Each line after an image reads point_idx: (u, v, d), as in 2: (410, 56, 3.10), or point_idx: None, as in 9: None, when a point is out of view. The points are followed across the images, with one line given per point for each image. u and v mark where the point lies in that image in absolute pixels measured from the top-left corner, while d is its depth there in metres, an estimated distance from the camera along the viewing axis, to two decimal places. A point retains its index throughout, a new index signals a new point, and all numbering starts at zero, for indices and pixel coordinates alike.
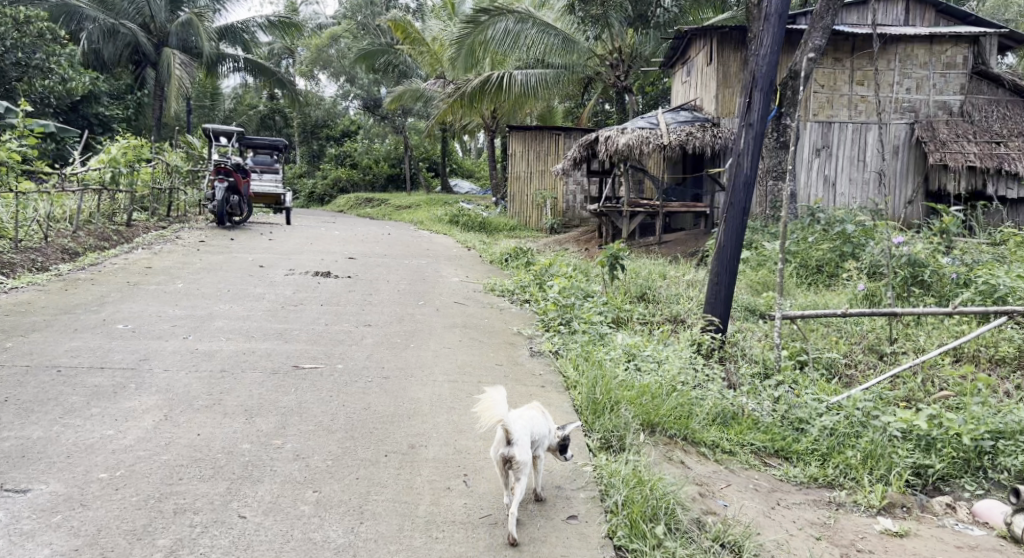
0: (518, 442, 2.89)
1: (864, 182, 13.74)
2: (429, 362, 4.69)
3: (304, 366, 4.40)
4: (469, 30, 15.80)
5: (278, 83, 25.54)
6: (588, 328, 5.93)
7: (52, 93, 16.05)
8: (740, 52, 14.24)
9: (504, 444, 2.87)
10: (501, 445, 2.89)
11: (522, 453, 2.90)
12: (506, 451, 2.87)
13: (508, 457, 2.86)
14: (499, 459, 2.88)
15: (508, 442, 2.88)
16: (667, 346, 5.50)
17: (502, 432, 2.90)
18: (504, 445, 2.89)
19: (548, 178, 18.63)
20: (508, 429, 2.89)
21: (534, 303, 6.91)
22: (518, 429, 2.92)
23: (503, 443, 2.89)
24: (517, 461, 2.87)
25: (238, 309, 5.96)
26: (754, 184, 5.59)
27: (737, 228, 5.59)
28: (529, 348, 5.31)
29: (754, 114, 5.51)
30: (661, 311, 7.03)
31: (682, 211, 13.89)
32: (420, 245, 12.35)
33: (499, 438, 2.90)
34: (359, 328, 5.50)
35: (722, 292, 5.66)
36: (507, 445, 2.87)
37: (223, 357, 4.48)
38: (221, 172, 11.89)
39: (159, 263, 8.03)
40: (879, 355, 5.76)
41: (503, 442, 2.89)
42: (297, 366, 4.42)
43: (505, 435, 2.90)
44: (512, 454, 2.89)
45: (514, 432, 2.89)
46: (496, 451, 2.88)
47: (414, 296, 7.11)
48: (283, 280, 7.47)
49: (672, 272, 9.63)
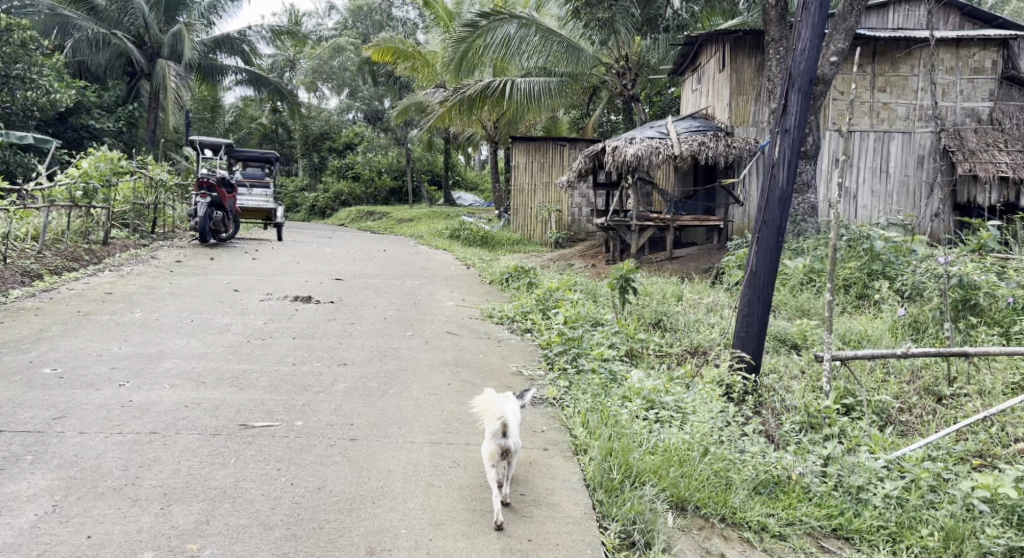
0: (513, 432, 2.95)
1: (888, 194, 12.94)
2: (408, 414, 3.91)
3: (254, 425, 3.62)
4: (467, 33, 15.03)
5: (279, 95, 24.85)
6: (598, 366, 5.14)
7: (35, 105, 15.38)
8: (755, 57, 13.46)
9: (502, 437, 2.91)
10: (497, 437, 2.92)
11: (514, 442, 2.95)
12: (504, 443, 2.92)
13: (507, 449, 2.91)
14: (494, 450, 2.92)
15: (504, 433, 2.93)
16: (693, 389, 4.72)
17: (496, 424, 2.93)
18: (498, 437, 2.93)
19: (551, 190, 17.90)
20: (505, 421, 2.93)
21: (537, 332, 6.14)
22: (512, 418, 2.97)
23: (498, 434, 2.92)
24: (512, 451, 2.94)
25: (194, 345, 5.19)
26: (790, 200, 4.81)
27: (771, 250, 4.82)
28: (528, 393, 4.51)
29: (791, 119, 4.73)
30: (681, 341, 6.25)
31: (694, 225, 13.11)
32: (415, 263, 11.59)
33: (493, 431, 2.93)
34: (331, 369, 4.73)
35: (753, 325, 4.88)
36: (505, 437, 2.92)
37: (158, 412, 3.72)
38: (203, 187, 11.19)
39: (123, 288, 7.28)
40: (937, 397, 4.96)
41: (497, 434, 2.93)
42: (246, 424, 3.64)
43: (500, 427, 2.93)
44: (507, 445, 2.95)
45: (509, 424, 2.95)
46: (492, 441, 2.93)
47: (402, 325, 6.34)
48: (256, 308, 6.71)
49: (688, 293, 8.85)
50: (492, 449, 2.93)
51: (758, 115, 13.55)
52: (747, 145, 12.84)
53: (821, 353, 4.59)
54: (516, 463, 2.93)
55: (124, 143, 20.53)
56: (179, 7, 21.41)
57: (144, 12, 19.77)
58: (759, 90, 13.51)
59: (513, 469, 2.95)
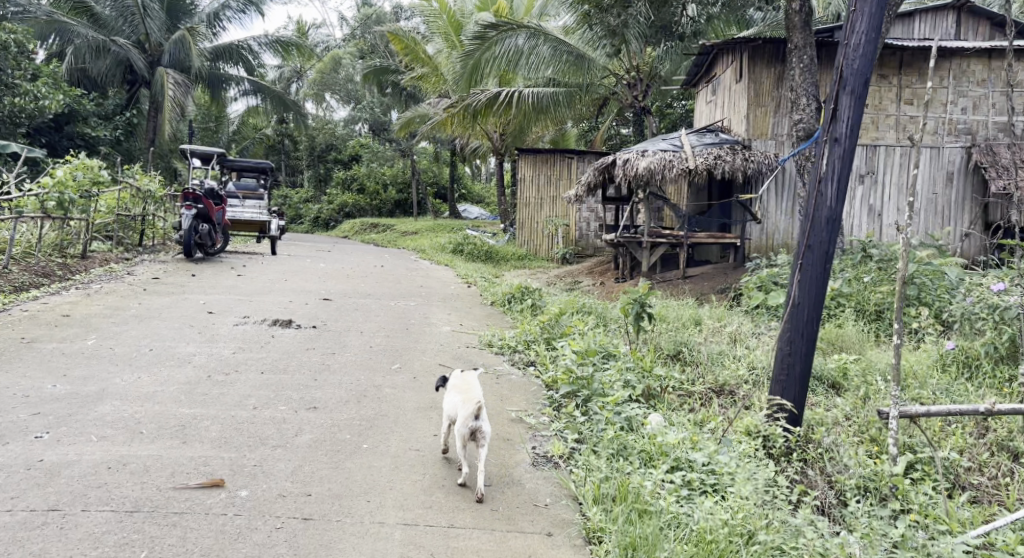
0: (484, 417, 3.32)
1: (915, 212, 12.06)
2: (378, 480, 3.22)
3: (187, 489, 2.99)
4: (476, 45, 14.52)
5: (284, 105, 24.26)
6: (613, 412, 4.42)
7: (24, 112, 14.81)
8: (774, 67, 12.82)
9: (475, 421, 3.26)
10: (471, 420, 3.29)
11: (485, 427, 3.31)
12: (475, 425, 3.29)
13: (478, 433, 3.28)
14: (467, 431, 3.28)
15: (476, 417, 3.31)
16: (727, 444, 4.01)
17: (471, 409, 3.30)
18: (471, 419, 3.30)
19: (559, 204, 17.22)
20: (480, 408, 3.30)
21: (543, 365, 5.43)
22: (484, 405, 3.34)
23: (471, 417, 3.28)
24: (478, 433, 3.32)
25: (143, 379, 4.52)
26: (840, 222, 4.12)
27: (816, 279, 4.13)
28: (531, 448, 3.80)
29: (842, 126, 4.02)
30: (705, 381, 5.54)
31: (709, 243, 12.40)
32: (413, 280, 10.91)
33: (470, 414, 3.29)
34: (299, 415, 4.03)
35: (795, 368, 4.16)
36: (476, 420, 3.29)
37: (71, 473, 3.05)
38: (188, 198, 10.52)
39: (84, 308, 6.62)
40: (1012, 455, 4.22)
41: (472, 417, 3.29)
42: (176, 487, 3.01)
43: (473, 411, 3.30)
44: (477, 427, 3.31)
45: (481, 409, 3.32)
46: (465, 424, 3.29)
47: (388, 356, 5.65)
48: (227, 334, 6.04)
49: (708, 319, 8.14)
50: (464, 430, 3.29)
51: (778, 128, 12.88)
52: (766, 159, 12.14)
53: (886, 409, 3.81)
54: (485, 444, 3.29)
55: (122, 152, 20.03)
56: (181, 15, 20.88)
57: (144, 18, 19.23)
58: (778, 102, 12.85)
59: (480, 451, 3.30)
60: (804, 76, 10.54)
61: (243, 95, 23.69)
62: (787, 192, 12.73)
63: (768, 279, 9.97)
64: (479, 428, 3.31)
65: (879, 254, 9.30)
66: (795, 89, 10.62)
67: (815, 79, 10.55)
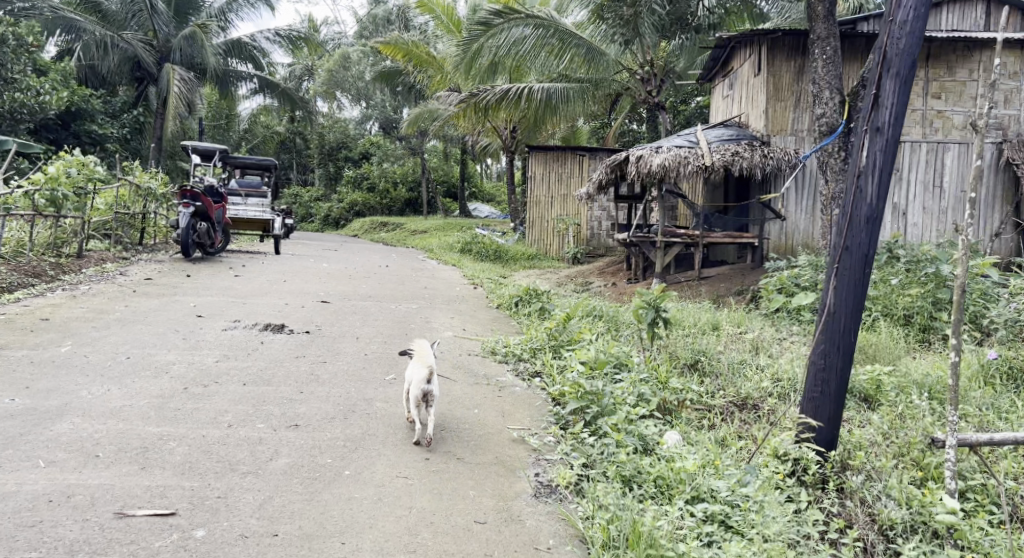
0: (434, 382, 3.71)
1: (943, 210, 11.52)
2: (357, 517, 2.86)
3: (137, 516, 2.71)
4: (479, 31, 13.83)
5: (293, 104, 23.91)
6: (626, 432, 4.01)
7: (26, 108, 14.47)
8: (794, 60, 12.34)
9: (427, 384, 3.66)
10: (422, 384, 3.68)
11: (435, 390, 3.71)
12: (426, 389, 3.68)
13: (429, 394, 3.68)
14: (419, 393, 3.69)
15: (427, 381, 3.70)
16: (753, 470, 3.60)
17: (424, 374, 3.69)
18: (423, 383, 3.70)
19: (570, 203, 16.80)
20: (431, 373, 3.68)
21: (550, 376, 5.02)
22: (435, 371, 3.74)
23: (423, 382, 3.68)
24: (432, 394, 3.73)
25: (113, 391, 4.14)
26: (881, 222, 3.69)
27: (854, 285, 3.70)
28: (533, 475, 3.41)
29: (885, 114, 3.59)
30: (726, 396, 5.12)
31: (726, 243, 11.94)
32: (418, 281, 10.53)
33: (421, 379, 3.67)
34: (277, 434, 3.65)
35: (829, 383, 3.74)
36: (428, 384, 3.69)
37: (7, 506, 2.71)
38: (186, 196, 10.18)
39: (66, 311, 6.26)
40: None
41: (423, 381, 3.69)
42: (124, 514, 2.72)
43: (425, 376, 3.70)
44: (428, 390, 3.71)
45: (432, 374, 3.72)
46: (418, 387, 3.69)
47: (383, 365, 5.26)
48: (213, 340, 5.66)
49: (726, 326, 7.70)
50: (417, 392, 3.69)
51: (797, 123, 12.40)
52: (786, 155, 11.67)
53: (941, 435, 3.38)
54: (435, 404, 3.70)
55: (128, 150, 19.76)
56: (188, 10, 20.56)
57: (150, 14, 18.90)
58: (798, 96, 12.37)
59: (430, 410, 3.71)
60: (827, 68, 10.09)
61: (253, 93, 23.37)
62: (808, 190, 12.25)
63: (789, 280, 9.54)
64: (429, 390, 3.72)
65: (906, 256, 8.86)
66: (818, 82, 10.17)
67: (839, 71, 10.11)
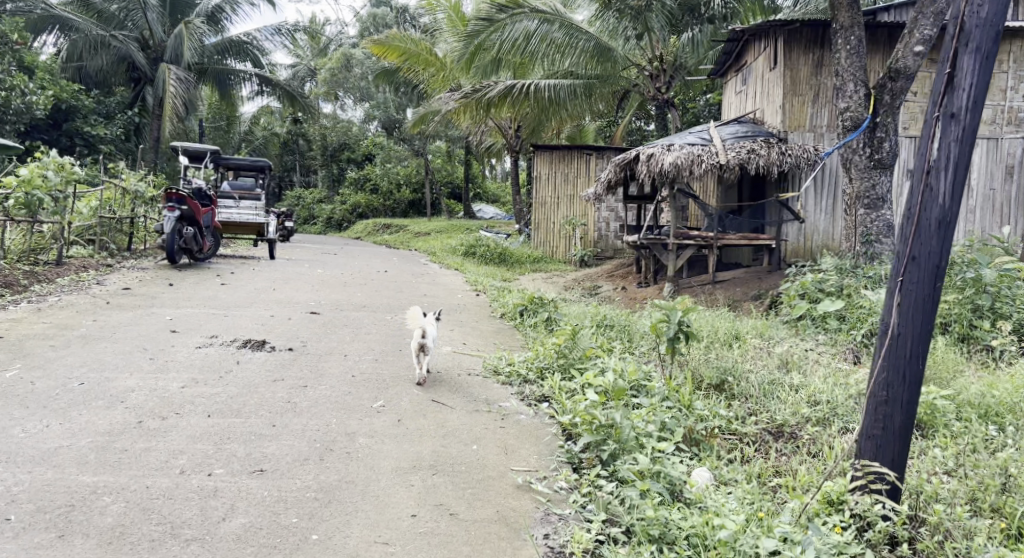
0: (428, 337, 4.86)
1: (970, 210, 10.88)
2: None
3: None
4: (482, 26, 13.35)
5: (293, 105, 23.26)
6: (653, 477, 3.45)
7: (9, 109, 13.90)
8: (812, 52, 11.73)
9: (421, 337, 4.82)
10: (419, 338, 4.85)
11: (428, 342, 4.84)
12: (421, 341, 4.84)
13: (424, 345, 4.84)
14: (417, 345, 4.85)
15: (422, 336, 4.85)
16: (810, 530, 3.03)
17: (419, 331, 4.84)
18: (420, 337, 4.87)
19: (577, 204, 16.20)
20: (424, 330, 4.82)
21: (560, 401, 4.43)
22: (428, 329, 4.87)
23: (419, 337, 4.83)
24: (428, 345, 4.88)
25: (52, 425, 3.56)
26: (955, 227, 3.08)
27: (921, 302, 3.10)
28: (543, 541, 2.86)
29: (961, 97, 3.01)
30: (760, 423, 4.53)
31: (742, 245, 11.32)
32: (418, 288, 9.97)
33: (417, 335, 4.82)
34: (239, 482, 3.08)
35: (892, 419, 3.15)
36: (423, 338, 4.85)
37: None
38: (171, 199, 9.66)
39: (26, 326, 5.70)
40: None
41: (420, 336, 4.84)
42: None
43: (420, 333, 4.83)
44: (424, 343, 4.87)
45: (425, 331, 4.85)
46: (416, 340, 4.84)
47: (371, 389, 4.67)
48: (184, 359, 5.10)
49: (748, 338, 7.11)
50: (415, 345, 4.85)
51: (816, 119, 11.79)
52: (805, 152, 11.05)
53: None
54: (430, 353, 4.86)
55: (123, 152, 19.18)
56: (182, 9, 19.89)
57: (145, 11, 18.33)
58: (816, 90, 11.76)
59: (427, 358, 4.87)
60: (851, 59, 9.45)
61: (254, 94, 22.73)
62: (827, 189, 11.65)
63: (812, 285, 8.94)
64: (425, 343, 4.88)
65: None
66: (841, 74, 9.54)
67: (863, 62, 9.46)
